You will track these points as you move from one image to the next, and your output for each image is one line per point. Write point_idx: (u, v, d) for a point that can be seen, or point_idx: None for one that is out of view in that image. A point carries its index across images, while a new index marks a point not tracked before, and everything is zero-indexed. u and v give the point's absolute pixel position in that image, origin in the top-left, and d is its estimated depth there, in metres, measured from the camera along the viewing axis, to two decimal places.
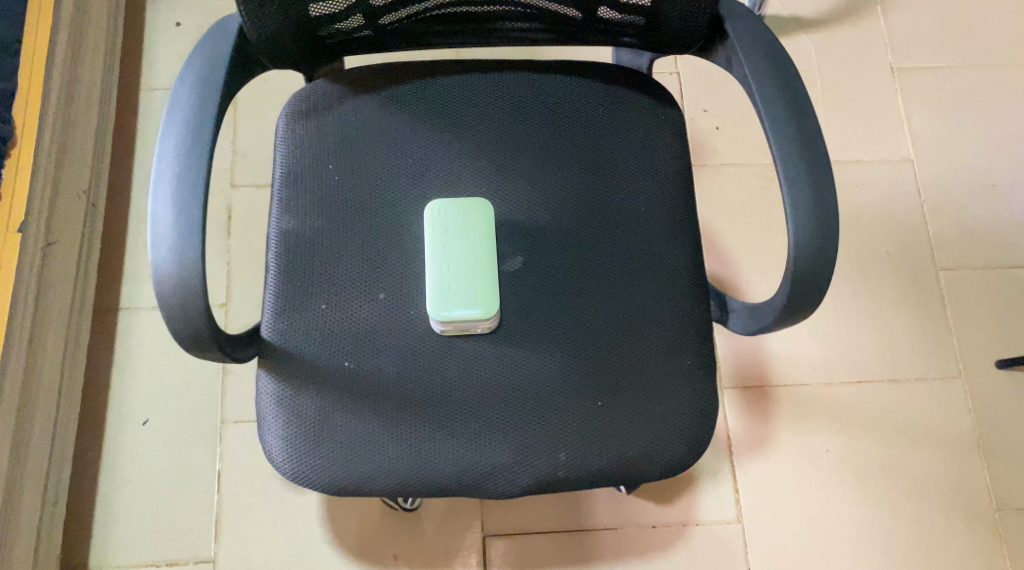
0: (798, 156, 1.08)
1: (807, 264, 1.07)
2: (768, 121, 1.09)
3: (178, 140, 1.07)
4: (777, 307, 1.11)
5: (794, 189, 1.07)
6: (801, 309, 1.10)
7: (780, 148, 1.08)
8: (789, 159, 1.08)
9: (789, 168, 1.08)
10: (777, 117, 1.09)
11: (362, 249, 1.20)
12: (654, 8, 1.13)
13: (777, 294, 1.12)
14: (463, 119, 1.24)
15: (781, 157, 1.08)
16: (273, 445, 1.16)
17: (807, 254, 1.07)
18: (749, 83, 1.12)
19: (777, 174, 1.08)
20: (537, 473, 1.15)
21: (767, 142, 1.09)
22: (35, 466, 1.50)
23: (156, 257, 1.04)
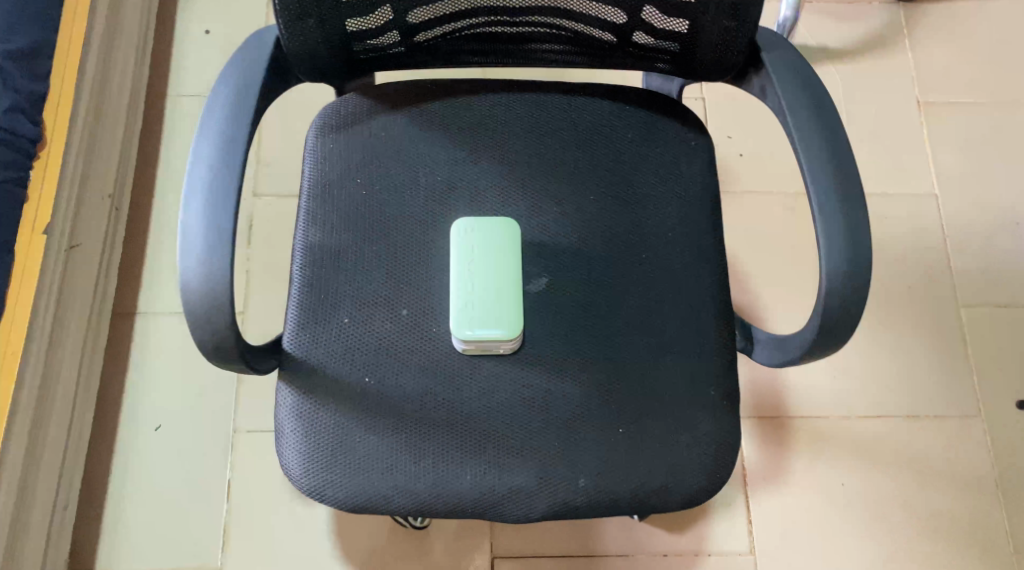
0: (833, 189, 1.06)
1: (840, 300, 1.06)
2: (803, 153, 1.08)
3: (213, 147, 1.06)
4: (806, 340, 1.10)
5: (828, 223, 1.06)
6: (831, 343, 1.08)
7: (815, 180, 1.07)
8: (824, 191, 1.06)
9: (824, 201, 1.06)
10: (813, 150, 1.07)
11: (388, 265, 1.19)
12: (691, 35, 1.12)
13: (806, 327, 1.11)
14: (494, 139, 1.24)
15: (816, 190, 1.06)
16: (290, 459, 1.15)
17: (839, 290, 1.06)
18: (785, 113, 1.10)
19: (811, 207, 1.06)
20: (555, 499, 1.14)
21: (801, 173, 1.08)
22: (48, 470, 1.49)
23: (185, 265, 1.04)
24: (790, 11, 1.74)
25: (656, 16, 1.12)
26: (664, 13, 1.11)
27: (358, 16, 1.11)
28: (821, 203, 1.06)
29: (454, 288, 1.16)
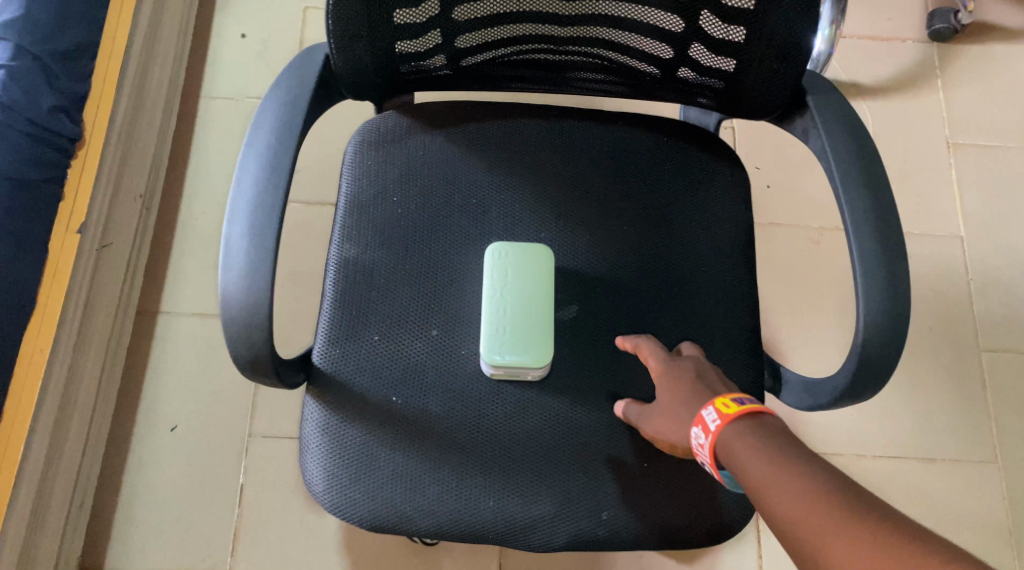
0: (874, 238, 1.06)
1: (876, 349, 1.06)
2: (846, 200, 1.08)
3: (259, 162, 1.08)
4: (838, 387, 1.09)
5: (867, 271, 1.06)
6: (863, 392, 1.08)
7: (854, 228, 1.07)
8: (864, 240, 1.06)
9: (864, 249, 1.06)
10: (856, 198, 1.08)
11: (420, 285, 1.20)
12: (736, 75, 1.12)
13: (838, 372, 1.10)
14: (532, 165, 1.25)
15: (857, 237, 1.06)
16: (313, 474, 1.15)
17: (875, 340, 1.06)
18: (827, 156, 1.10)
19: (851, 254, 1.06)
20: (575, 530, 1.13)
21: (843, 220, 1.07)
22: (67, 466, 1.50)
23: (225, 279, 1.05)
24: (827, 47, 1.75)
25: (703, 54, 1.12)
26: (712, 52, 1.11)
27: (408, 38, 1.12)
28: (862, 251, 1.06)
29: (487, 311, 1.18)
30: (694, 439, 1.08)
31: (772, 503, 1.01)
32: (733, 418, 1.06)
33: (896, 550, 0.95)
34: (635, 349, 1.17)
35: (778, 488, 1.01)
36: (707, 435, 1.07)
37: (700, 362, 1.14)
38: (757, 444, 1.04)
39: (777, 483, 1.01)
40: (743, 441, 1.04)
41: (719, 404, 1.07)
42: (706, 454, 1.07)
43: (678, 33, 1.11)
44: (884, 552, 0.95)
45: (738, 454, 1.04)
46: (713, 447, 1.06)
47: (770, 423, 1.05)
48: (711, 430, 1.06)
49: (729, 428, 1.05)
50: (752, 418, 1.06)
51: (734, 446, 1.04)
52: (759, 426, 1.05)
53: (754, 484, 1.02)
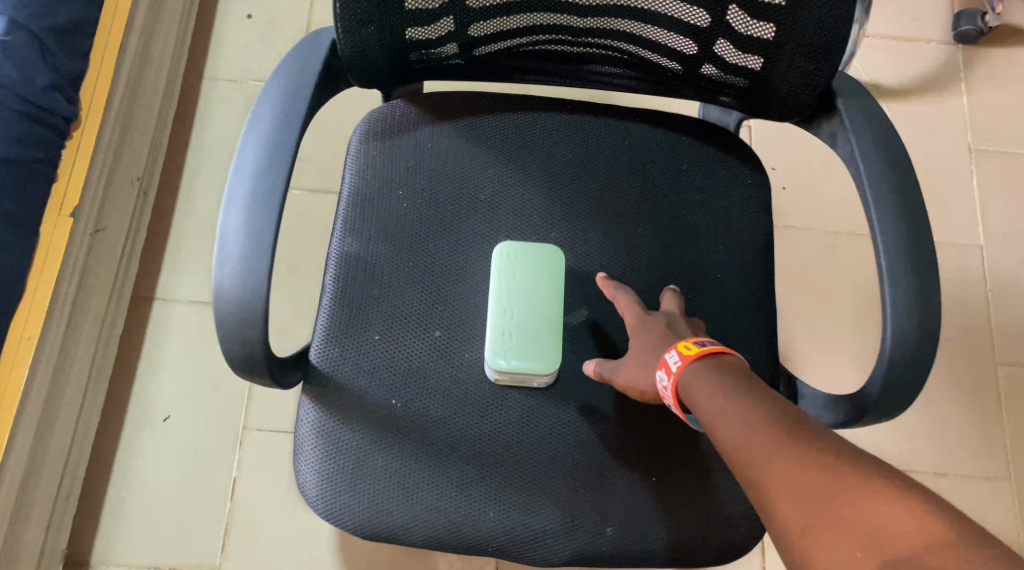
0: (903, 250, 1.01)
1: (901, 368, 1.01)
2: (875, 210, 1.03)
3: (259, 152, 1.03)
4: (859, 405, 1.04)
5: (895, 286, 1.01)
6: (887, 412, 1.03)
7: (884, 241, 1.02)
8: (893, 253, 1.01)
9: (893, 262, 1.01)
10: (885, 208, 1.02)
11: (424, 283, 1.15)
12: (764, 75, 1.07)
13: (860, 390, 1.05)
14: (544, 162, 1.20)
15: (886, 250, 1.01)
16: (306, 477, 1.10)
17: (901, 357, 1.01)
18: (856, 162, 1.05)
19: (879, 267, 1.02)
20: (578, 545, 1.09)
21: (871, 231, 1.02)
22: (54, 455, 1.45)
23: (220, 273, 1.00)
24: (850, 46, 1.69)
25: (729, 51, 1.06)
26: (738, 49, 1.06)
27: (419, 25, 1.06)
28: (890, 264, 1.01)
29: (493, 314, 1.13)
30: (658, 382, 1.07)
31: (729, 437, 1.00)
32: (695, 359, 1.05)
33: (842, 475, 0.93)
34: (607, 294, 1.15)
35: (734, 422, 1.00)
36: (669, 376, 1.06)
37: (673, 311, 1.12)
38: (716, 383, 1.03)
39: (734, 418, 1.00)
40: (703, 379, 1.04)
41: (682, 346, 1.07)
42: (669, 396, 1.06)
43: (703, 29, 1.06)
44: (829, 476, 0.93)
45: (697, 392, 1.03)
46: (675, 387, 1.05)
47: (731, 363, 1.05)
48: (673, 370, 1.06)
49: (692, 369, 1.05)
50: (713, 359, 1.06)
51: (695, 385, 1.04)
52: (720, 366, 1.05)
53: (712, 420, 1.01)
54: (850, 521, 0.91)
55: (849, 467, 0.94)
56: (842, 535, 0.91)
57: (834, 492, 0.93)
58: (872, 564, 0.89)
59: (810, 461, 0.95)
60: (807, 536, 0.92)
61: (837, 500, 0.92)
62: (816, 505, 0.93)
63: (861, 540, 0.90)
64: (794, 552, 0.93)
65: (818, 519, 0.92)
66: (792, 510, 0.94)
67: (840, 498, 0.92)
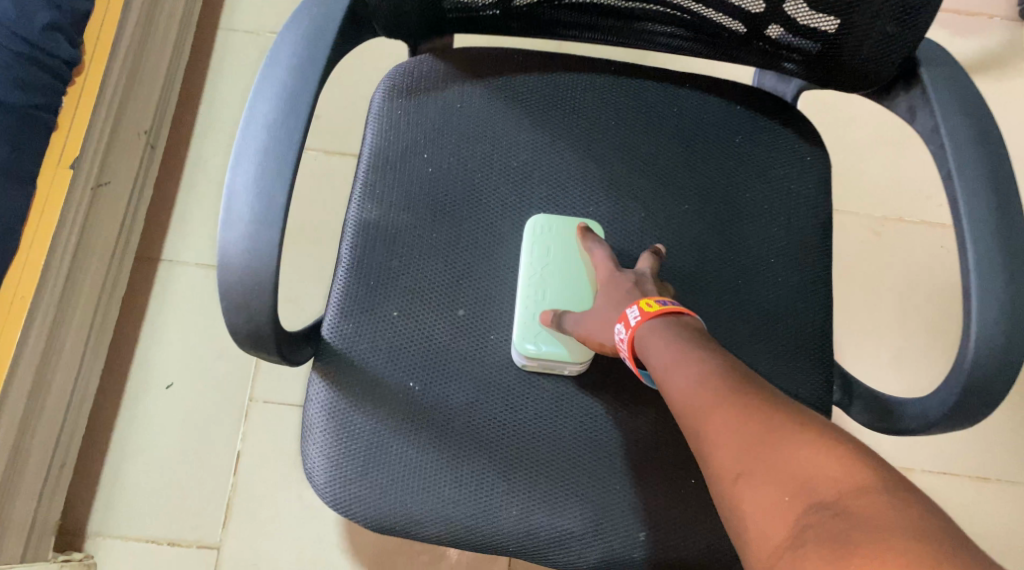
0: (994, 239, 0.92)
1: (984, 371, 0.92)
2: (962, 190, 0.93)
3: (273, 103, 0.93)
4: (929, 414, 0.96)
5: (985, 278, 0.92)
6: (961, 417, 0.94)
7: (971, 229, 0.93)
8: (981, 240, 0.93)
9: (981, 251, 0.93)
10: (974, 189, 0.93)
11: (448, 256, 1.05)
12: (838, 39, 0.97)
13: (931, 396, 0.96)
14: (584, 128, 1.09)
15: (976, 237, 0.93)
16: (314, 463, 1.01)
17: (985, 359, 0.92)
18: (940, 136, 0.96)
19: (966, 257, 0.93)
20: (608, 550, 1.00)
21: (959, 214, 0.94)
22: (49, 421, 1.35)
23: (226, 236, 0.91)
24: None
25: (800, 11, 0.96)
26: (812, 9, 0.95)
27: None
28: (980, 253, 0.92)
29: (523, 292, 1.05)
30: (615, 334, 0.99)
31: (677, 392, 0.93)
32: (657, 317, 0.97)
33: (782, 424, 0.87)
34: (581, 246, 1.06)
35: (684, 376, 0.93)
36: (627, 330, 0.98)
37: (645, 271, 1.03)
38: (672, 339, 0.95)
39: (686, 373, 0.93)
40: (660, 336, 0.96)
41: (645, 302, 0.98)
42: (625, 350, 0.98)
43: None
44: (768, 426, 0.87)
45: (653, 346, 0.96)
46: (632, 341, 0.98)
47: (692, 324, 0.97)
48: (632, 325, 0.98)
49: (652, 325, 0.97)
50: (673, 319, 0.98)
51: (652, 341, 0.96)
52: (679, 325, 0.97)
53: (663, 374, 0.94)
54: (784, 469, 0.85)
55: (792, 417, 0.87)
56: (774, 481, 0.84)
57: (772, 440, 0.86)
58: (799, 509, 0.82)
59: (754, 413, 0.88)
60: (740, 483, 0.86)
61: (775, 448, 0.86)
62: (752, 452, 0.86)
63: (792, 486, 0.84)
64: (725, 497, 0.87)
65: (753, 466, 0.86)
66: (728, 457, 0.87)
67: (776, 446, 0.86)
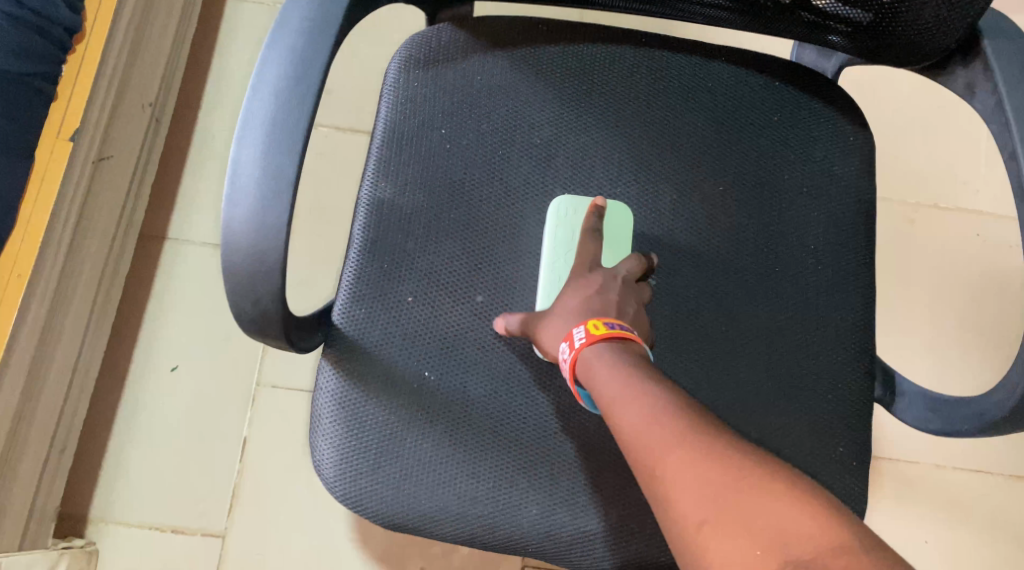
0: None
1: None
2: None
3: (282, 71, 0.87)
4: (986, 415, 0.91)
5: None
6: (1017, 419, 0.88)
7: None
8: None
9: None
10: None
11: (467, 238, 0.99)
12: (894, 6, 0.90)
13: (988, 395, 0.91)
14: (612, 103, 1.03)
15: None
16: (323, 455, 0.96)
17: None
18: (1003, 114, 0.91)
19: None
20: (634, 552, 0.94)
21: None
22: (48, 404, 1.30)
23: (231, 213, 0.85)
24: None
25: None
26: None
27: None
28: None
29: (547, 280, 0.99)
30: (558, 352, 0.93)
31: (622, 425, 0.86)
32: (601, 341, 0.91)
33: (748, 472, 0.80)
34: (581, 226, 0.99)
35: (633, 409, 0.86)
36: (571, 351, 0.92)
37: (623, 272, 0.96)
38: (615, 367, 0.89)
39: (632, 406, 0.86)
40: (603, 363, 0.90)
41: (591, 323, 0.92)
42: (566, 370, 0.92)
43: None
44: (733, 472, 0.80)
45: (594, 374, 0.90)
46: (574, 363, 0.92)
47: (636, 352, 0.91)
48: (575, 347, 0.92)
49: (595, 350, 0.91)
50: (619, 344, 0.91)
51: (593, 367, 0.90)
52: (624, 352, 0.90)
53: (607, 404, 0.88)
54: (752, 520, 0.78)
55: (757, 462, 0.81)
56: (742, 532, 0.78)
57: (738, 487, 0.80)
58: (773, 565, 0.76)
59: (714, 453, 0.82)
60: (703, 532, 0.79)
61: (742, 498, 0.79)
62: (716, 500, 0.80)
63: (762, 538, 0.77)
64: (686, 546, 0.80)
65: (718, 514, 0.79)
66: (689, 503, 0.80)
67: (744, 495, 0.79)
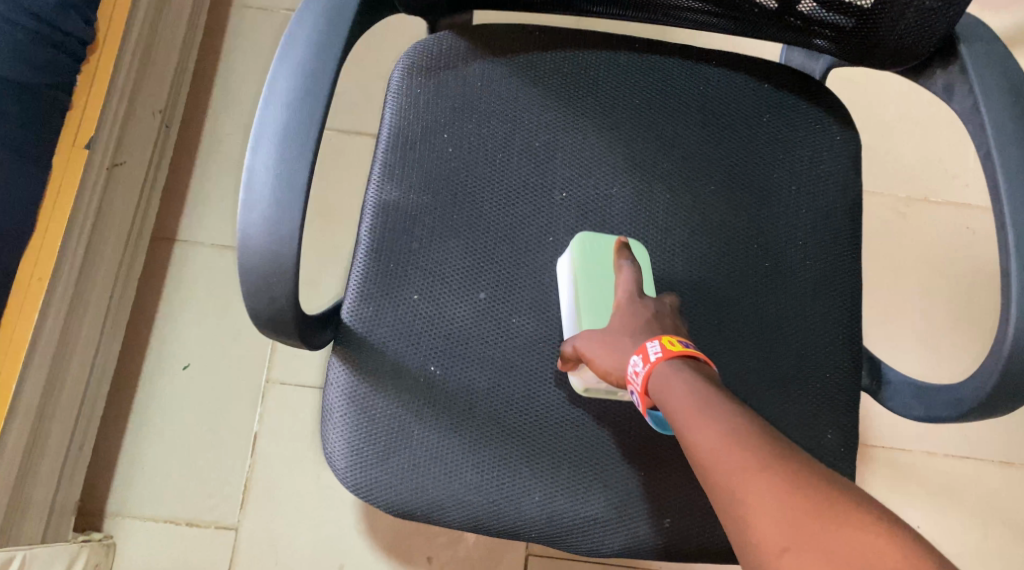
0: None
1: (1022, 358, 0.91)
2: (1002, 170, 0.92)
3: (293, 82, 0.91)
4: (964, 401, 0.95)
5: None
6: (999, 403, 0.92)
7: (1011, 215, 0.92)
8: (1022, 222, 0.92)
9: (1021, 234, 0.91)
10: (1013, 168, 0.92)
11: (469, 239, 1.03)
12: (875, 13, 0.94)
13: (965, 381, 0.95)
14: (607, 106, 1.07)
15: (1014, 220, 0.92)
16: (334, 447, 1.00)
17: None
18: (980, 116, 0.95)
19: (1006, 241, 0.92)
20: (632, 535, 0.99)
21: (998, 195, 0.92)
22: (67, 403, 1.34)
23: (246, 218, 0.89)
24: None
25: None
26: None
27: None
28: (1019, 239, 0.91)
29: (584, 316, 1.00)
30: (630, 365, 0.94)
31: (697, 440, 0.87)
32: (676, 357, 0.92)
33: (831, 501, 0.81)
34: (613, 264, 1.01)
35: (711, 429, 0.87)
36: (645, 365, 0.92)
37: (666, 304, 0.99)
38: (691, 384, 0.90)
39: (710, 426, 0.87)
40: (679, 379, 0.90)
41: (666, 339, 0.93)
42: (639, 384, 0.93)
43: None
44: (814, 501, 0.81)
45: (671, 387, 0.90)
46: (648, 377, 0.92)
47: (710, 370, 0.92)
48: (651, 360, 0.92)
49: (672, 366, 0.92)
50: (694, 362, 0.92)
51: (671, 381, 0.91)
52: (698, 370, 0.91)
53: (682, 418, 0.88)
54: (834, 549, 0.79)
55: (835, 491, 0.82)
56: (825, 561, 0.79)
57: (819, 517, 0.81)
58: None
59: (794, 482, 0.83)
60: (784, 559, 0.80)
61: (825, 527, 0.80)
62: (798, 528, 0.81)
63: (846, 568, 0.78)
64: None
65: (800, 542, 0.80)
66: (770, 528, 0.81)
67: (826, 525, 0.80)
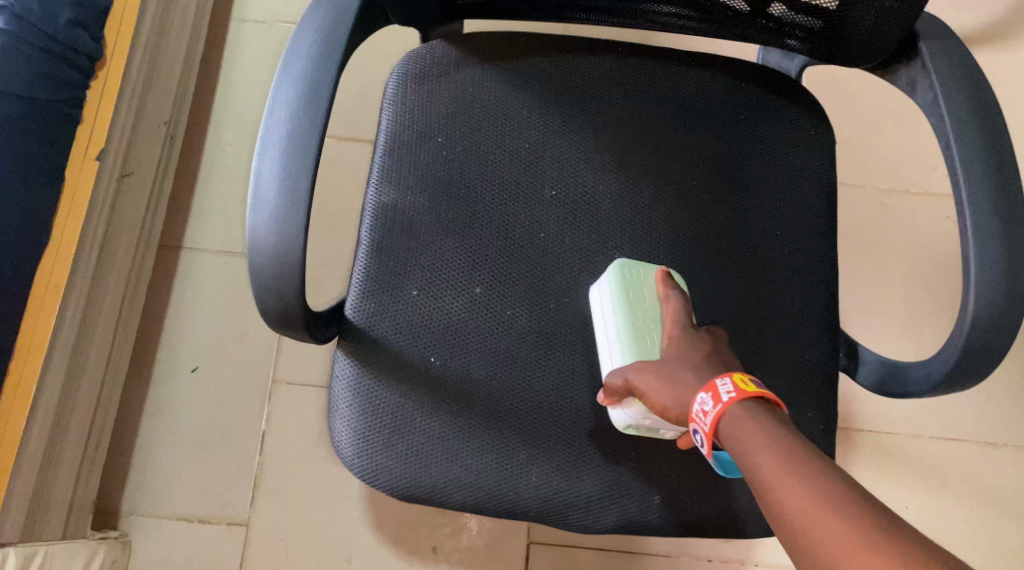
0: (992, 206, 0.97)
1: (984, 334, 0.96)
2: (962, 159, 0.98)
3: (296, 92, 0.97)
4: (933, 378, 1.00)
5: (983, 243, 0.97)
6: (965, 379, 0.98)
7: (971, 201, 0.97)
8: (981, 207, 0.97)
9: (980, 219, 0.97)
10: (971, 157, 0.98)
11: (465, 236, 1.09)
12: (840, 14, 1.00)
13: (934, 358, 1.01)
14: (592, 108, 1.13)
15: (973, 206, 0.97)
16: (342, 436, 1.06)
17: (986, 322, 0.96)
18: (939, 109, 1.00)
19: (966, 226, 0.97)
20: (625, 513, 1.05)
21: (957, 183, 0.98)
22: (84, 405, 1.39)
23: (255, 220, 0.95)
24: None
25: None
26: None
27: None
28: (978, 223, 0.97)
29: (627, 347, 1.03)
30: (698, 404, 0.95)
31: (780, 491, 0.88)
32: (749, 399, 0.94)
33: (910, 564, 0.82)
34: (659, 297, 1.04)
35: (795, 482, 0.88)
36: (716, 404, 0.94)
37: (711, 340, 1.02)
38: (770, 431, 0.91)
39: (795, 479, 0.88)
40: (758, 424, 0.92)
41: (739, 378, 0.95)
42: (707, 423, 0.94)
43: None
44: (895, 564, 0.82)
45: (750, 432, 0.92)
46: (718, 417, 0.94)
47: (783, 416, 0.94)
48: (722, 400, 0.94)
49: (745, 408, 0.93)
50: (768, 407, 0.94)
51: (747, 425, 0.92)
52: (773, 416, 0.93)
53: (763, 466, 0.90)
54: None
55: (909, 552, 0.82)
56: None
57: None
58: None
59: (877, 545, 0.83)
60: None
61: None
62: None
63: None
64: None
65: None
66: None
67: None
